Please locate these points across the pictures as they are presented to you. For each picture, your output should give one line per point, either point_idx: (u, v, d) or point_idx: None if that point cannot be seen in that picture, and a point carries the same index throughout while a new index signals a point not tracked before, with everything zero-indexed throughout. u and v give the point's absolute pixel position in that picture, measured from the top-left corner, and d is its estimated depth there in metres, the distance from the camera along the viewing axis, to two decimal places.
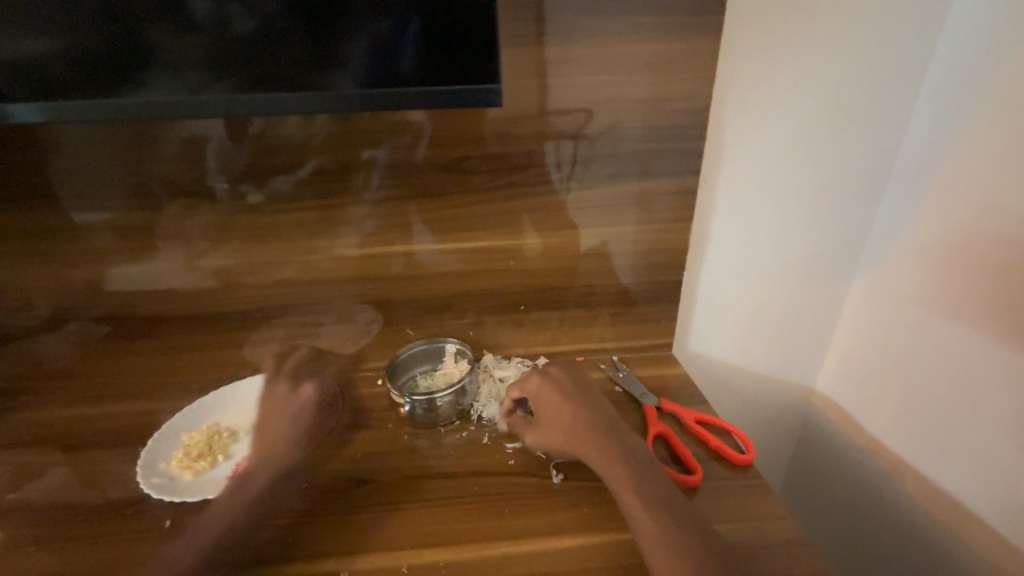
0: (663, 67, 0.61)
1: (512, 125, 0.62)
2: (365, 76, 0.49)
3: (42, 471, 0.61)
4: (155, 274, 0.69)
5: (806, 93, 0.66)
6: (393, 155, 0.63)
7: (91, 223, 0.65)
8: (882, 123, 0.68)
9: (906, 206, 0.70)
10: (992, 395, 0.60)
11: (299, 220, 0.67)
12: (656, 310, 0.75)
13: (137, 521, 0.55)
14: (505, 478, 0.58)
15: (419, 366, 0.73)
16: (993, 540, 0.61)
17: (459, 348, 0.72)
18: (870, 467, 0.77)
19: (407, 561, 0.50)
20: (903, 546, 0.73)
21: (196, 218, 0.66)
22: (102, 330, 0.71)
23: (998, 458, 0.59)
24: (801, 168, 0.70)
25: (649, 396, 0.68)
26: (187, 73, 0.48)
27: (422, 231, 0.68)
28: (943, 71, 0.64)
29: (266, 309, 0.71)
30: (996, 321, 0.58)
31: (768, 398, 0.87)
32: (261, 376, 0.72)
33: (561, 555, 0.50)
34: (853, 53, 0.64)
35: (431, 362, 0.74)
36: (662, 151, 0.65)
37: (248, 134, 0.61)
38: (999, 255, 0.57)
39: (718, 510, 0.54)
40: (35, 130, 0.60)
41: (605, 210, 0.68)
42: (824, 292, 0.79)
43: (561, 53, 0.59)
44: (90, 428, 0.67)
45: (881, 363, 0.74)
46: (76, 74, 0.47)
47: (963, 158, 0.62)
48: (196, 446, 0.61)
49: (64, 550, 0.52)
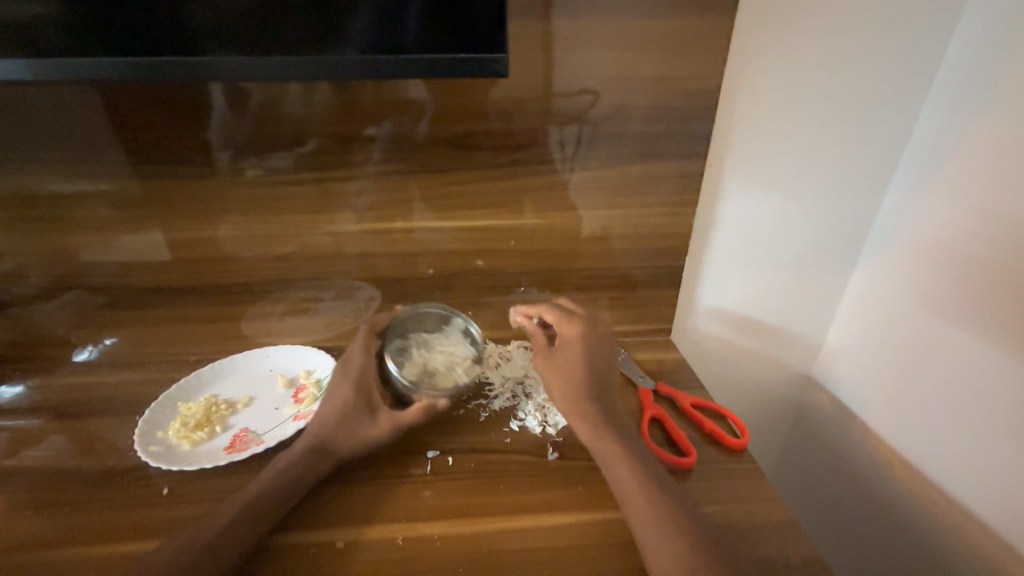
0: (670, 46, 0.60)
1: (517, 102, 0.62)
2: (367, 44, 0.48)
3: (39, 438, 0.61)
4: (153, 244, 0.68)
5: (817, 80, 0.65)
6: (396, 129, 0.62)
7: (89, 192, 0.64)
8: (891, 112, 0.68)
9: (910, 197, 0.70)
10: (990, 389, 0.60)
11: (301, 194, 0.66)
12: (656, 295, 0.75)
13: (134, 488, 0.55)
14: (500, 455, 0.58)
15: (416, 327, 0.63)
16: (982, 531, 0.62)
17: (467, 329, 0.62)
18: (861, 456, 0.78)
19: (404, 533, 0.50)
20: (887, 532, 0.74)
21: (194, 187, 0.65)
22: (99, 300, 0.70)
23: (992, 451, 0.60)
24: (808, 157, 0.70)
25: (646, 379, 0.68)
26: (189, 37, 0.47)
27: (423, 208, 0.68)
28: (957, 60, 0.63)
29: (265, 282, 0.71)
30: (997, 315, 0.59)
31: (763, 386, 0.88)
32: (259, 350, 0.72)
33: (553, 532, 0.50)
34: (867, 41, 0.63)
35: (433, 328, 0.64)
36: (668, 133, 0.64)
37: (249, 104, 0.60)
38: (1004, 250, 0.57)
39: (710, 492, 0.54)
40: (32, 93, 0.58)
41: (609, 191, 0.68)
42: (825, 282, 0.79)
43: (570, 29, 0.58)
44: (85, 396, 0.67)
45: (877, 354, 0.75)
46: (72, 35, 0.46)
47: (970, 151, 0.61)
48: (193, 417, 0.61)
49: (62, 516, 0.52)
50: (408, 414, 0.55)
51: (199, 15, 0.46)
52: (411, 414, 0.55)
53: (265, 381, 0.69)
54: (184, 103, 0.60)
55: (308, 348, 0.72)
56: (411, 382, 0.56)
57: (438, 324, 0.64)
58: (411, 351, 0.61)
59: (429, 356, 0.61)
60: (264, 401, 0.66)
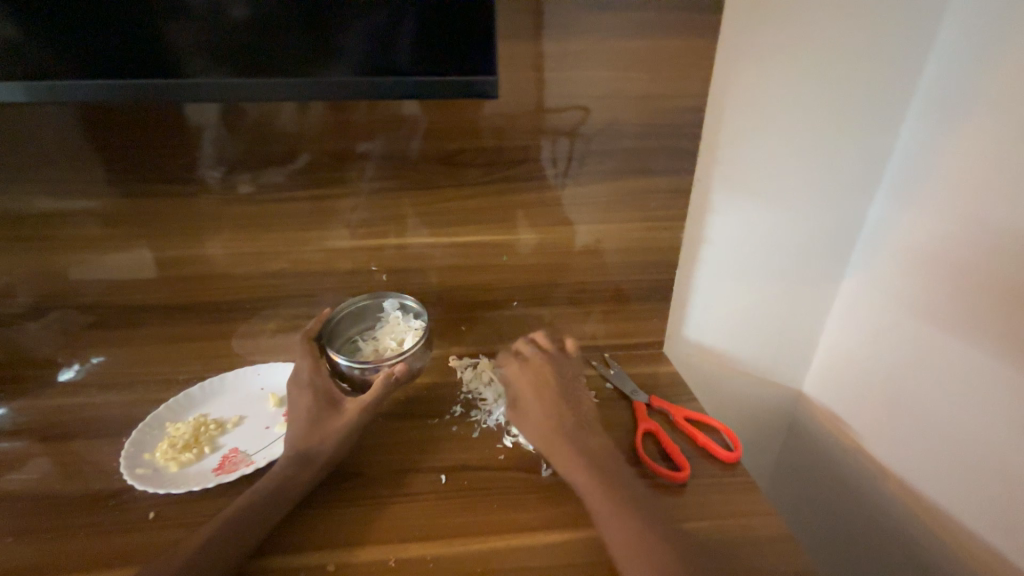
0: (658, 65, 0.61)
1: (509, 119, 0.62)
2: (361, 65, 0.49)
3: (23, 461, 0.60)
4: (143, 262, 0.67)
5: (801, 96, 0.67)
6: (389, 147, 0.63)
7: (79, 210, 0.64)
8: (874, 126, 0.69)
9: (895, 209, 0.71)
10: (981, 399, 0.61)
11: (293, 211, 0.66)
12: (648, 308, 0.75)
13: (119, 513, 0.54)
14: (494, 472, 0.58)
15: (357, 326, 0.69)
16: (977, 543, 0.62)
17: (403, 304, 0.68)
18: (854, 468, 0.78)
19: (396, 554, 0.49)
20: (882, 545, 0.74)
21: (186, 205, 0.64)
22: (88, 319, 0.70)
23: (985, 461, 0.60)
24: (795, 171, 0.71)
25: (639, 393, 0.68)
26: (182, 58, 0.47)
27: (416, 224, 0.68)
28: (936, 77, 0.65)
29: (256, 300, 0.70)
30: (986, 326, 0.59)
31: (756, 398, 0.88)
32: (250, 368, 0.71)
33: (548, 551, 0.50)
34: (849, 58, 0.65)
35: (370, 320, 0.69)
36: (658, 149, 0.65)
37: (243, 122, 0.60)
38: (991, 261, 0.58)
39: (705, 507, 0.54)
40: (23, 112, 0.58)
41: (600, 206, 0.68)
42: (815, 293, 0.80)
43: (560, 48, 0.59)
44: (71, 418, 0.66)
45: (868, 365, 0.75)
46: (64, 57, 0.46)
47: (954, 165, 0.63)
48: (181, 437, 0.61)
49: (45, 542, 0.51)
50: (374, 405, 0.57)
51: (192, 37, 0.47)
52: (373, 391, 0.57)
53: (255, 399, 0.68)
54: (176, 122, 0.60)
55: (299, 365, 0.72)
56: (359, 363, 0.59)
57: (374, 316, 0.69)
58: (362, 345, 0.67)
59: (378, 342, 0.67)
60: (254, 420, 0.65)
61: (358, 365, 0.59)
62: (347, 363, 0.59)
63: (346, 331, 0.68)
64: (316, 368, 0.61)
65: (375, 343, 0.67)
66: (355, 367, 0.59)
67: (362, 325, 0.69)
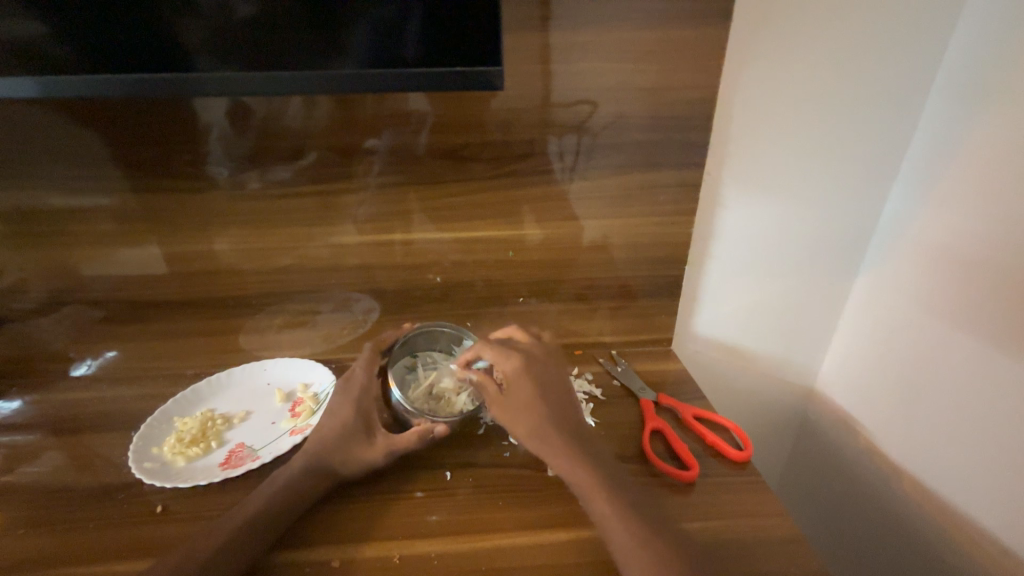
0: (667, 56, 0.60)
1: (516, 113, 0.62)
2: (366, 57, 0.48)
3: (36, 454, 0.60)
4: (152, 258, 0.68)
5: (815, 88, 0.65)
6: (395, 142, 0.63)
7: (90, 207, 0.64)
8: (890, 119, 0.67)
9: (911, 204, 0.69)
10: (998, 399, 0.59)
11: (299, 207, 0.66)
12: (656, 305, 0.74)
13: (128, 506, 0.54)
14: (498, 470, 0.57)
15: (428, 346, 0.65)
16: (994, 546, 0.60)
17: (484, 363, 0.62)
18: (866, 467, 0.77)
19: (400, 551, 0.49)
20: (894, 547, 0.72)
21: (194, 201, 0.65)
22: (98, 314, 0.70)
23: (1003, 463, 0.58)
24: (807, 165, 0.69)
25: (647, 391, 0.67)
26: (186, 53, 0.47)
27: (422, 220, 0.67)
28: (955, 67, 0.63)
29: (263, 295, 0.71)
30: (1005, 324, 0.57)
31: (767, 397, 0.87)
32: (256, 364, 0.71)
33: (552, 550, 0.49)
34: (865, 48, 0.63)
35: (442, 347, 0.65)
36: (666, 143, 0.64)
37: (250, 118, 0.60)
38: (1009, 256, 0.57)
39: (712, 507, 0.53)
40: (34, 109, 0.59)
41: (607, 201, 0.67)
42: (827, 290, 0.78)
43: (567, 40, 0.58)
44: (83, 412, 0.66)
45: (881, 363, 0.74)
46: (70, 53, 0.46)
47: (972, 157, 0.61)
48: (189, 432, 0.61)
49: (55, 533, 0.51)
50: (404, 438, 0.54)
51: (197, 32, 0.46)
52: (404, 438, 0.54)
53: (261, 394, 0.68)
54: (183, 118, 0.60)
55: (306, 360, 0.72)
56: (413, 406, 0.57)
57: (447, 345, 0.65)
58: (420, 370, 0.63)
59: (438, 377, 0.62)
60: (261, 415, 0.65)
61: (408, 406, 0.57)
62: (403, 400, 0.57)
63: (417, 346, 0.64)
64: (366, 389, 0.58)
65: (434, 376, 0.61)
66: (404, 407, 0.57)
67: (429, 345, 0.65)
